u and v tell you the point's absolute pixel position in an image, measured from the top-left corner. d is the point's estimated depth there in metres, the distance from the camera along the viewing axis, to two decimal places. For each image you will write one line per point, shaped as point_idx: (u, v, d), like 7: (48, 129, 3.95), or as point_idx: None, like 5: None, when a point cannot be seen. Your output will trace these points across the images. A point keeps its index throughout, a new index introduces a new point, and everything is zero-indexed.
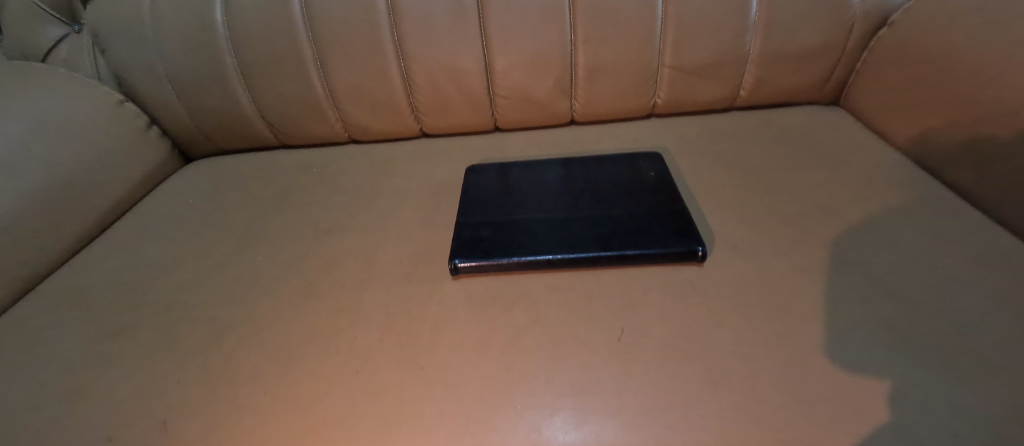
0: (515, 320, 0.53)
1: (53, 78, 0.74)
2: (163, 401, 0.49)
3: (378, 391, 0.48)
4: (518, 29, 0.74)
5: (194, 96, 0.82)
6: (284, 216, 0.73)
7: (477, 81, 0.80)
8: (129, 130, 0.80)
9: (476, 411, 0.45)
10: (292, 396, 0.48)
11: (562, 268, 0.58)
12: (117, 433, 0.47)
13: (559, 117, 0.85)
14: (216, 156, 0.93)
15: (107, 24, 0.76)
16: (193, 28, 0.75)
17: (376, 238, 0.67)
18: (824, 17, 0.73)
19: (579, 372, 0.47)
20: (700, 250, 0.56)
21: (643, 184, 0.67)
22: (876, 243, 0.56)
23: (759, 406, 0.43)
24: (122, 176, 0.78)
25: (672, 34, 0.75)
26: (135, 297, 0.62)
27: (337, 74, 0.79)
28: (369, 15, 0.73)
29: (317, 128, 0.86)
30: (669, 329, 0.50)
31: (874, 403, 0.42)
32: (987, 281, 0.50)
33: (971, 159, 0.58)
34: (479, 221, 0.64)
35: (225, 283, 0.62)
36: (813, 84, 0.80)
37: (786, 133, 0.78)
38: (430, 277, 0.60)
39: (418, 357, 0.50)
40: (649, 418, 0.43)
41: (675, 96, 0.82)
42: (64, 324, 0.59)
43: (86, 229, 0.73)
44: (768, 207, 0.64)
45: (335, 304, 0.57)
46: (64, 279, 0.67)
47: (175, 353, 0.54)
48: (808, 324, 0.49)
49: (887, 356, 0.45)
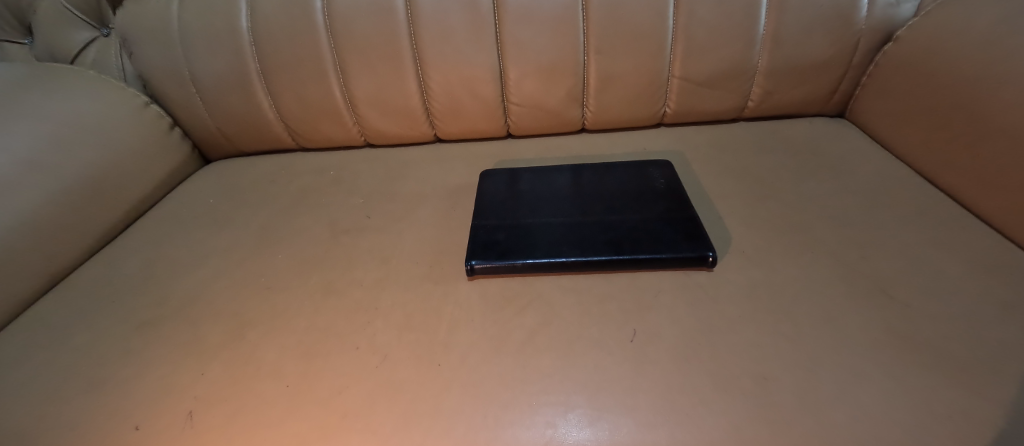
0: (529, 320, 0.55)
1: (85, 80, 0.76)
2: (187, 394, 0.51)
3: (397, 386, 0.49)
4: (532, 38, 0.76)
5: (216, 99, 0.84)
6: (301, 217, 0.75)
7: (492, 89, 0.82)
8: (153, 131, 0.82)
9: (493, 407, 0.47)
10: (313, 389, 0.50)
11: (575, 271, 0.60)
12: (144, 423, 0.49)
13: (570, 124, 0.87)
14: (233, 157, 0.95)
15: (136, 28, 0.79)
16: (218, 33, 0.78)
17: (392, 239, 0.68)
18: (831, 32, 0.75)
19: (592, 371, 0.49)
20: (711, 256, 0.57)
21: (653, 191, 0.69)
22: (881, 250, 0.58)
23: (769, 407, 0.44)
24: (146, 175, 0.80)
25: (682, 46, 0.77)
26: (158, 293, 0.64)
27: (356, 79, 0.81)
28: (387, 24, 0.76)
29: (334, 131, 0.88)
30: (680, 331, 0.52)
31: (880, 405, 0.43)
32: (991, 290, 0.51)
33: (972, 169, 0.60)
34: (493, 224, 0.66)
35: (246, 280, 0.64)
36: (819, 96, 0.82)
37: (793, 143, 0.79)
38: (445, 277, 0.61)
39: (436, 354, 0.52)
40: (661, 417, 0.45)
41: (685, 106, 0.84)
42: (90, 318, 0.61)
43: (111, 226, 0.75)
44: (776, 215, 0.65)
45: (353, 302, 0.59)
46: (90, 274, 0.69)
47: (199, 347, 0.56)
48: (815, 327, 0.50)
49: (893, 360, 0.47)
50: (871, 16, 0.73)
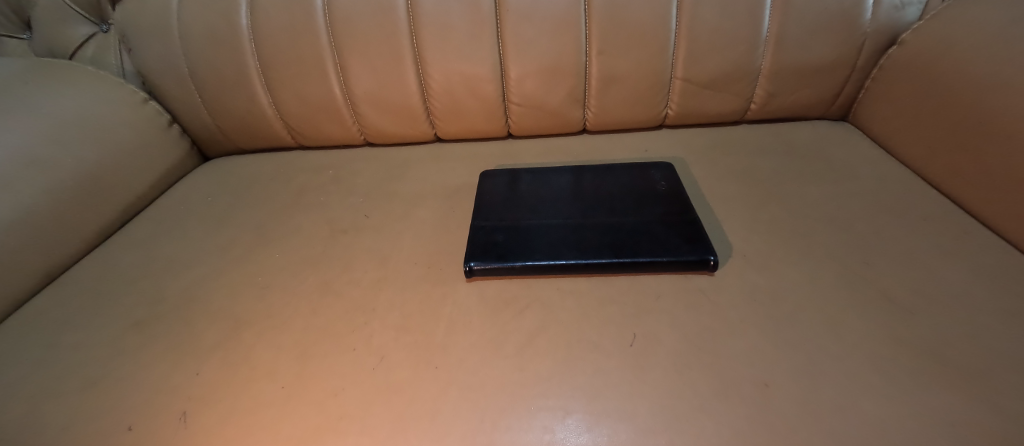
0: (528, 322, 0.54)
1: (84, 76, 0.76)
2: (181, 395, 0.50)
3: (392, 388, 0.49)
4: (534, 38, 0.76)
5: (214, 96, 0.83)
6: (300, 216, 0.74)
7: (492, 88, 0.81)
8: (152, 127, 0.82)
9: (491, 410, 0.46)
10: (309, 389, 0.50)
11: (574, 274, 0.59)
12: (137, 423, 0.48)
13: (572, 125, 0.86)
14: (232, 156, 0.94)
15: (135, 24, 0.79)
16: (217, 30, 0.77)
17: (390, 239, 0.68)
18: (835, 34, 0.74)
19: (591, 375, 0.48)
20: (712, 259, 0.57)
21: (654, 193, 0.68)
22: (884, 256, 0.57)
23: (770, 414, 0.44)
24: (144, 171, 0.80)
25: (684, 47, 0.77)
26: (153, 292, 0.63)
27: (356, 77, 0.80)
28: (388, 22, 0.75)
29: (333, 130, 0.88)
30: (679, 336, 0.51)
31: (882, 414, 0.43)
32: (995, 297, 0.51)
33: (977, 175, 0.59)
34: (492, 226, 0.65)
35: (243, 280, 0.63)
36: (822, 99, 0.81)
37: (795, 147, 0.79)
38: (444, 279, 0.61)
39: (433, 357, 0.51)
40: (661, 423, 0.44)
41: (687, 108, 0.83)
42: (85, 315, 0.61)
43: (108, 223, 0.74)
44: (778, 219, 0.65)
45: (350, 303, 0.58)
46: (86, 271, 0.68)
47: (194, 347, 0.55)
48: (816, 333, 0.50)
49: (895, 367, 0.46)
50: (875, 19, 0.73)
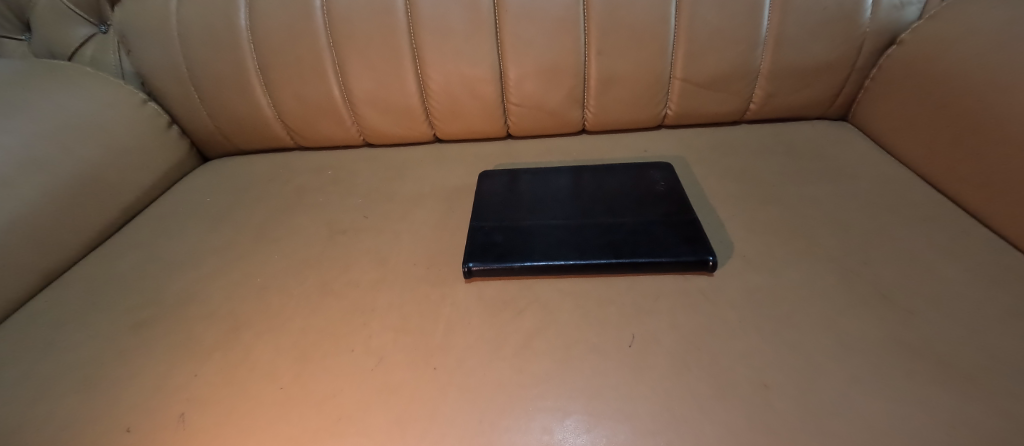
0: (527, 323, 0.54)
1: (83, 77, 0.76)
2: (180, 396, 0.50)
3: (391, 389, 0.49)
4: (533, 39, 0.76)
5: (213, 97, 0.83)
6: (299, 217, 0.74)
7: (492, 88, 0.81)
8: (151, 128, 0.82)
9: (491, 411, 0.46)
10: (308, 390, 0.49)
11: (573, 274, 0.59)
12: (136, 424, 0.48)
13: (571, 125, 0.86)
14: (232, 156, 0.94)
15: (134, 25, 0.79)
16: (216, 31, 0.77)
17: (389, 240, 0.68)
18: (835, 34, 0.74)
19: (590, 375, 0.48)
20: (711, 260, 0.57)
21: (654, 194, 0.68)
22: (884, 256, 0.57)
23: (769, 414, 0.44)
24: (143, 172, 0.79)
25: (684, 47, 0.77)
26: (152, 293, 0.63)
27: (355, 77, 0.80)
28: (387, 23, 0.75)
29: (333, 130, 0.88)
30: (679, 337, 0.51)
31: (882, 414, 0.43)
32: (995, 297, 0.51)
33: (976, 175, 0.59)
34: (491, 226, 0.65)
35: (242, 281, 0.63)
36: (822, 99, 0.81)
37: (795, 147, 0.78)
38: (443, 280, 0.61)
39: (432, 357, 0.51)
40: (660, 424, 0.44)
41: (686, 108, 0.83)
42: (84, 317, 0.61)
43: (107, 224, 0.74)
44: (778, 219, 0.65)
45: (349, 304, 0.58)
46: (85, 273, 0.68)
47: (193, 348, 0.55)
48: (816, 333, 0.50)
49: (895, 368, 0.46)
50: (875, 19, 0.73)
